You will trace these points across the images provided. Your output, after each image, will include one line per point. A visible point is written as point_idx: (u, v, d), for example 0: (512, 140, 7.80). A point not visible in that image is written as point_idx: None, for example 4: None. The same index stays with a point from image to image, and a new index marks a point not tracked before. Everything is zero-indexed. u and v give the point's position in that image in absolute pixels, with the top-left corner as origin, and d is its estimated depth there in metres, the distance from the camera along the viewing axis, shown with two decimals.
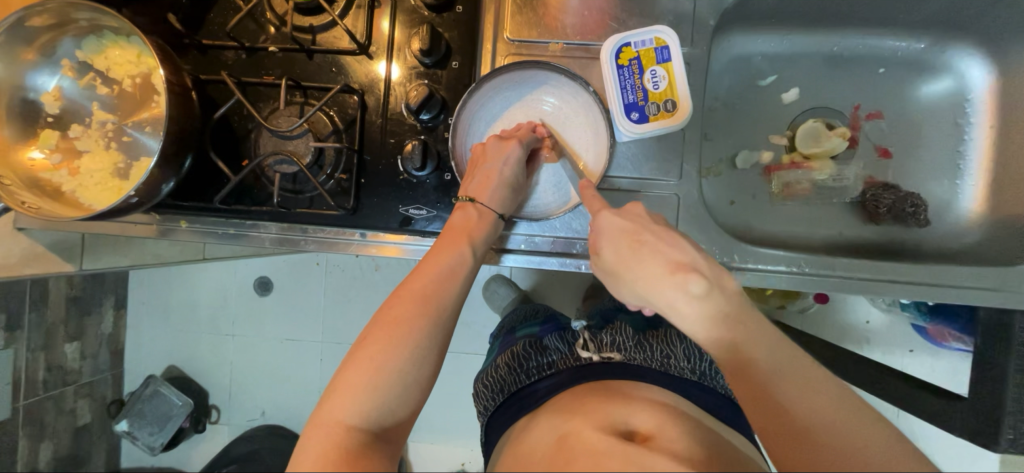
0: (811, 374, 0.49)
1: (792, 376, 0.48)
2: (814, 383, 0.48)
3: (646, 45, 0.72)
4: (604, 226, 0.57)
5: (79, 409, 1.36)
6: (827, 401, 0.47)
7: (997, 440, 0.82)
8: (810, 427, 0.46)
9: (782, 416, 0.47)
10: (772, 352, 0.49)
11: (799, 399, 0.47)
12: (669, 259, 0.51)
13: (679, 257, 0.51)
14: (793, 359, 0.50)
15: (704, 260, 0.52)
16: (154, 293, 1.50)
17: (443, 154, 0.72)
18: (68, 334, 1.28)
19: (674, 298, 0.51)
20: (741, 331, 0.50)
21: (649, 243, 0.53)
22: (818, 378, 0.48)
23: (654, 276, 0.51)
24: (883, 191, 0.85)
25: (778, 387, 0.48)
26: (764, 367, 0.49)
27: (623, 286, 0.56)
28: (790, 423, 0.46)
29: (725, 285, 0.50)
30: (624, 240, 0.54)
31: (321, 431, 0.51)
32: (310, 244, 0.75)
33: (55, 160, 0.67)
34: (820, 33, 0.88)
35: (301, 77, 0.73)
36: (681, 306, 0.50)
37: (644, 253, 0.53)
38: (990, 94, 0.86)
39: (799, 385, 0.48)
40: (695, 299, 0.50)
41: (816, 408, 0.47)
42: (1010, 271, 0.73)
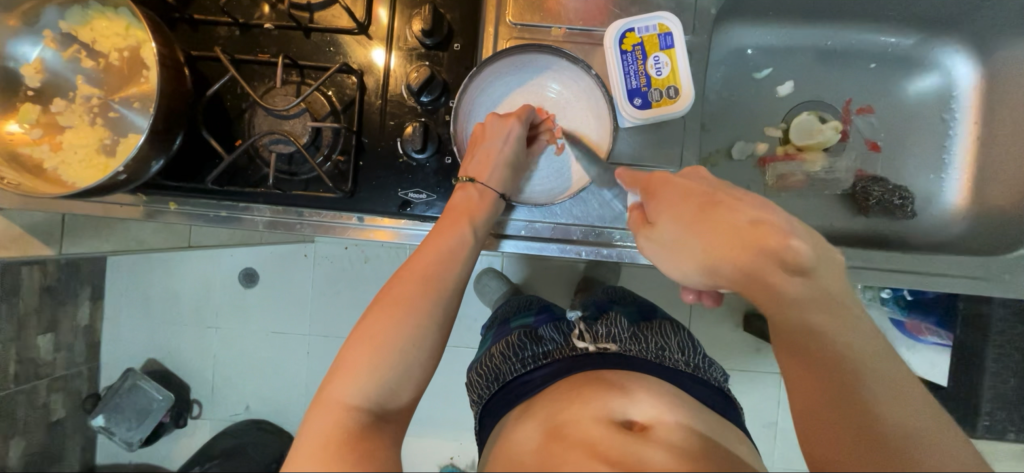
0: (896, 378, 0.46)
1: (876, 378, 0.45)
2: (900, 389, 0.45)
3: (649, 31, 0.72)
4: (673, 191, 0.54)
5: (53, 403, 1.31)
6: (911, 410, 0.44)
7: (974, 426, 0.88)
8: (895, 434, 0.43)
9: (861, 413, 0.44)
10: (861, 348, 0.47)
11: (883, 401, 0.44)
12: (753, 221, 0.48)
13: (764, 217, 0.48)
14: (880, 357, 0.47)
15: (796, 225, 0.49)
16: (133, 283, 1.45)
17: (444, 137, 0.71)
18: (41, 325, 1.23)
19: (762, 266, 0.47)
20: (831, 321, 0.47)
21: (727, 206, 0.50)
22: (906, 384, 0.45)
23: (736, 238, 0.48)
24: (873, 184, 0.87)
25: (864, 385, 0.45)
26: (849, 359, 0.46)
27: (694, 251, 0.51)
28: (868, 423, 0.44)
29: (822, 249, 0.48)
30: (698, 203, 0.51)
31: (322, 412, 0.50)
32: (306, 228, 0.73)
33: (35, 135, 0.64)
34: (815, 27, 0.89)
35: (297, 55, 0.71)
36: (770, 276, 0.47)
37: (724, 216, 0.49)
38: (976, 91, 0.89)
39: (885, 385, 0.45)
40: (788, 270, 0.46)
41: (899, 414, 0.44)
42: (995, 260, 0.76)
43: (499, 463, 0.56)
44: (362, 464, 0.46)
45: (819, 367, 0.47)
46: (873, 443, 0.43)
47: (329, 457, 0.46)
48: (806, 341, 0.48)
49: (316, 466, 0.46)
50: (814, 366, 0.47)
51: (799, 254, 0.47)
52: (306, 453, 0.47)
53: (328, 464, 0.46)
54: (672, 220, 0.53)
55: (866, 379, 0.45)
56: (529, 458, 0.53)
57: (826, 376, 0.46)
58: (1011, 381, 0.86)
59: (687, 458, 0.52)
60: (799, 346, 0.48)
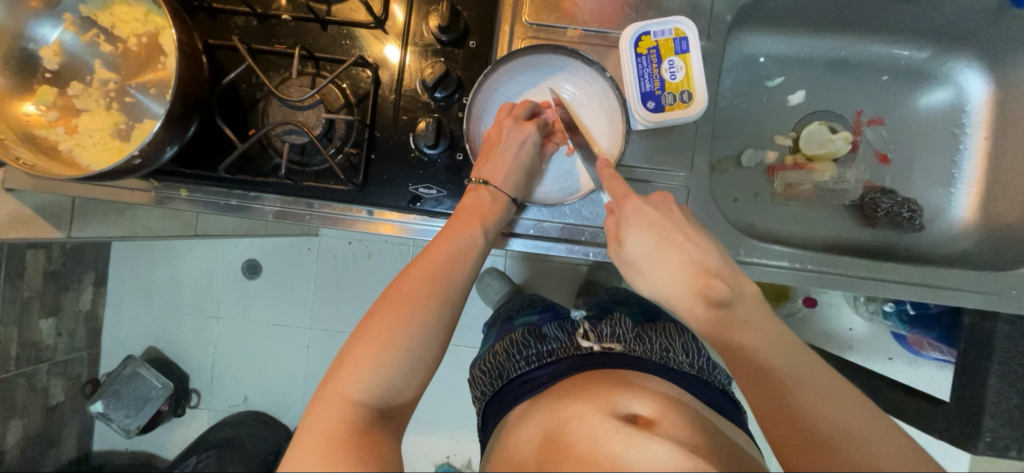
0: (828, 386, 0.49)
1: (806, 386, 0.49)
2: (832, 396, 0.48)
3: (665, 35, 0.72)
4: (631, 213, 0.59)
5: (53, 387, 1.30)
6: (842, 412, 0.47)
7: (976, 442, 0.87)
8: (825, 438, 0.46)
9: (794, 422, 0.48)
10: (789, 360, 0.51)
11: (814, 407, 0.48)
12: (694, 262, 0.56)
13: (702, 259, 0.56)
14: (809, 366, 0.51)
15: (726, 266, 0.57)
16: (138, 271, 1.45)
17: (456, 134, 0.72)
18: (44, 308, 1.23)
19: (694, 301, 0.55)
20: (759, 338, 0.53)
21: (676, 240, 0.57)
22: (835, 388, 0.49)
23: (677, 274, 0.56)
24: (882, 196, 0.86)
25: (795, 393, 0.49)
26: (778, 371, 0.50)
27: (642, 280, 0.58)
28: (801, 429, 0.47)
29: (745, 289, 0.55)
30: (654, 233, 0.57)
31: (325, 406, 0.50)
32: (315, 219, 0.74)
33: (51, 117, 0.64)
34: (829, 37, 0.89)
35: (313, 47, 0.71)
36: (699, 308, 0.54)
37: (670, 251, 0.56)
38: (987, 106, 0.89)
39: (814, 392, 0.49)
40: (716, 303, 0.53)
41: (828, 417, 0.47)
42: (1004, 275, 0.75)
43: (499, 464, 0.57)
44: (365, 460, 0.46)
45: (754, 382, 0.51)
46: (808, 449, 0.46)
47: (333, 451, 0.46)
48: (745, 358, 0.52)
49: (318, 460, 0.46)
50: (750, 383, 0.51)
51: (723, 291, 0.54)
52: (309, 444, 0.47)
53: (331, 459, 0.46)
54: (631, 241, 0.58)
55: (795, 387, 0.49)
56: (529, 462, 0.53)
57: (760, 390, 0.50)
58: (1015, 398, 0.85)
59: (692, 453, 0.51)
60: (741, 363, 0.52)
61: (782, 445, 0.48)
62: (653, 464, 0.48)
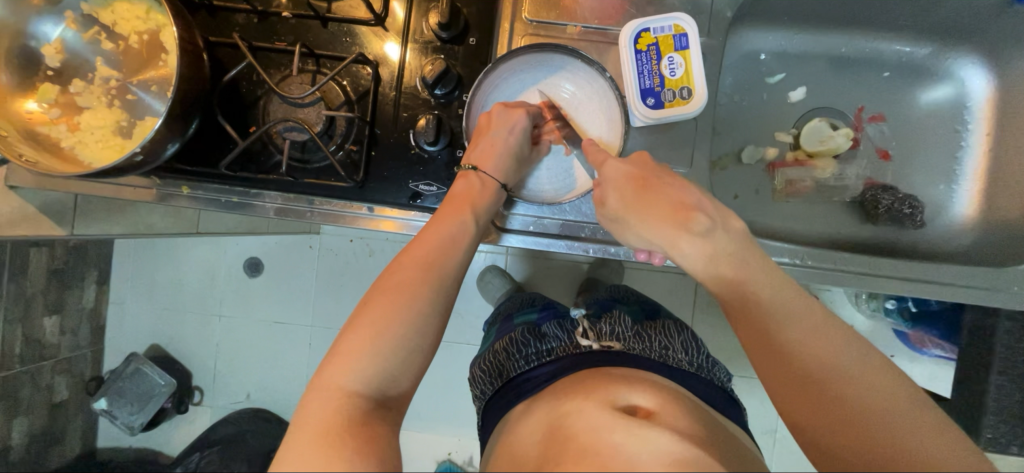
0: (817, 318, 0.50)
1: (796, 319, 0.50)
2: (819, 328, 0.49)
3: (664, 32, 0.72)
4: (608, 174, 0.58)
5: (57, 385, 1.31)
6: (831, 347, 0.48)
7: (977, 439, 0.87)
8: (811, 369, 0.48)
9: (783, 355, 0.49)
10: (776, 294, 0.51)
11: (801, 339, 0.49)
12: (671, 201, 0.54)
13: (683, 200, 0.54)
14: (798, 303, 0.51)
15: (713, 203, 0.55)
16: (140, 269, 1.46)
17: (456, 130, 0.72)
18: (47, 306, 1.23)
19: (678, 237, 0.53)
20: (750, 273, 0.52)
21: (655, 186, 0.55)
22: (823, 323, 0.50)
23: (658, 217, 0.54)
24: (883, 192, 0.86)
25: (784, 330, 0.50)
26: (767, 305, 0.51)
27: (628, 230, 0.58)
28: (789, 362, 0.49)
29: (728, 226, 0.53)
30: (631, 184, 0.56)
31: (322, 396, 0.50)
32: (316, 216, 0.74)
33: (54, 114, 0.65)
34: (830, 34, 0.89)
35: (314, 45, 0.71)
36: (683, 245, 0.53)
37: (650, 197, 0.55)
38: (989, 102, 0.88)
39: (804, 328, 0.50)
40: (698, 236, 0.52)
41: (819, 353, 0.48)
42: (1006, 272, 0.75)
43: (502, 459, 0.57)
44: (362, 453, 0.46)
45: (747, 323, 0.52)
46: (796, 381, 0.48)
47: (329, 444, 0.46)
48: (738, 298, 0.52)
49: (315, 453, 0.46)
50: (744, 324, 0.52)
51: (701, 227, 0.52)
52: (306, 436, 0.48)
53: (328, 451, 0.46)
54: (610, 200, 0.58)
55: (782, 323, 0.50)
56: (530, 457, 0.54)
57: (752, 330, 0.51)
58: (1016, 396, 0.85)
59: (691, 444, 0.52)
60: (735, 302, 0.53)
61: (769, 377, 0.50)
62: (651, 452, 0.48)
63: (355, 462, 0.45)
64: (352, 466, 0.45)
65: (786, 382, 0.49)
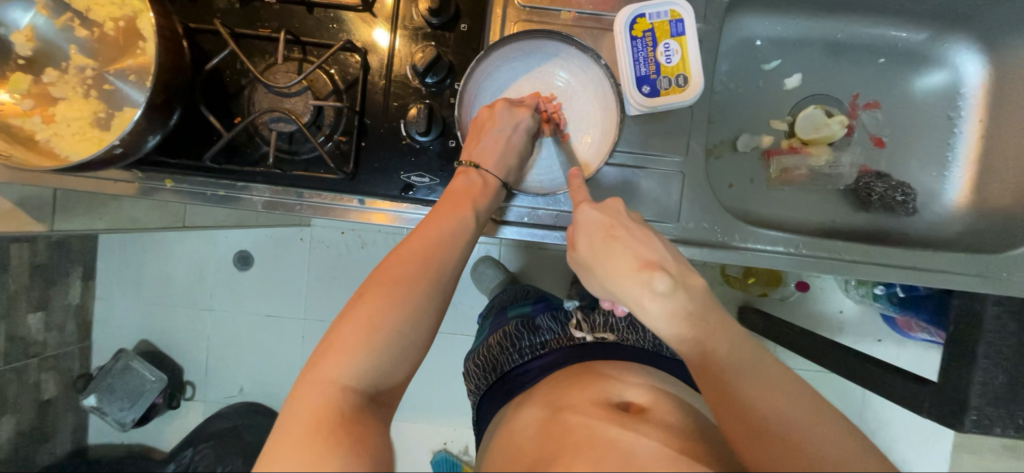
0: (774, 374, 0.49)
1: (755, 376, 0.49)
2: (776, 384, 0.48)
3: (660, 18, 0.70)
4: (581, 219, 0.57)
5: (44, 382, 1.29)
6: (789, 404, 0.47)
7: (963, 422, 0.88)
8: (774, 430, 0.46)
9: (744, 415, 0.47)
10: (735, 348, 0.50)
11: (760, 398, 0.47)
12: (638, 256, 0.53)
13: (649, 255, 0.53)
14: (758, 359, 0.50)
15: (675, 260, 0.54)
16: (126, 264, 1.43)
17: (448, 120, 0.70)
18: (31, 303, 1.21)
19: (642, 295, 0.52)
20: (709, 330, 0.51)
21: (623, 239, 0.54)
22: (780, 377, 0.49)
23: (621, 269, 0.53)
24: (875, 180, 0.86)
25: (744, 387, 0.48)
26: (728, 362, 0.49)
27: (594, 278, 0.57)
28: (751, 423, 0.47)
29: (690, 284, 0.52)
30: (600, 233, 0.55)
31: (314, 390, 0.49)
32: (305, 209, 0.72)
33: (26, 106, 0.62)
34: (826, 19, 0.88)
35: (299, 31, 0.69)
36: (646, 303, 0.51)
37: (617, 249, 0.54)
38: (982, 88, 0.88)
39: (764, 384, 0.48)
40: (660, 296, 0.51)
41: (779, 409, 0.47)
42: (994, 257, 0.76)
43: (498, 455, 0.57)
44: (355, 450, 0.46)
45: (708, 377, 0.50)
46: (759, 443, 0.46)
47: (321, 438, 0.46)
48: (698, 356, 0.50)
49: (307, 446, 0.45)
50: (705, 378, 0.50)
51: (664, 288, 0.50)
52: (296, 430, 0.47)
53: (321, 446, 0.45)
54: (581, 247, 0.57)
55: (742, 380, 0.48)
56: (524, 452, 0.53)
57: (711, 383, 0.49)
58: (1000, 378, 0.87)
59: (686, 438, 0.52)
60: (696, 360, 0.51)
61: (733, 439, 0.47)
62: (649, 447, 0.48)
63: (347, 458, 0.45)
64: (344, 462, 0.44)
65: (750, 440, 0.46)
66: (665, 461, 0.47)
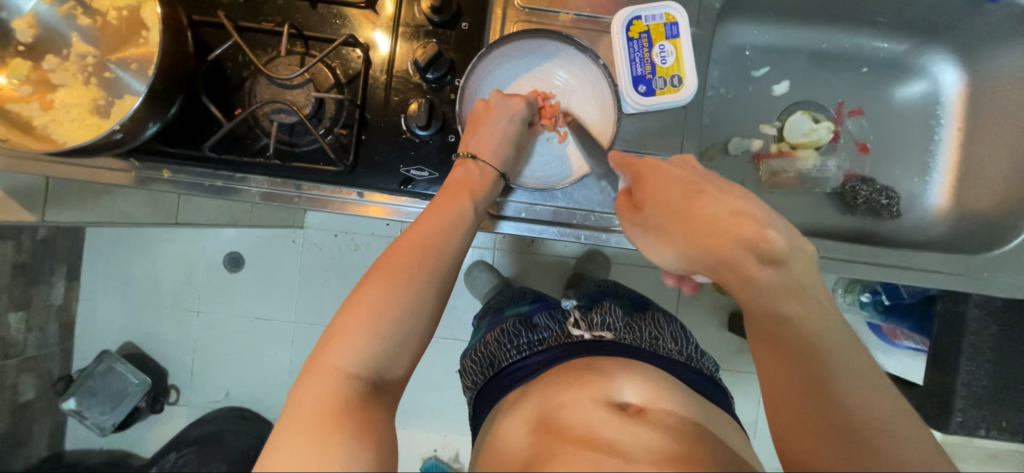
0: (865, 371, 0.48)
1: (845, 369, 0.47)
2: (865, 381, 0.47)
3: (656, 20, 0.73)
4: (660, 176, 0.56)
5: (22, 384, 1.25)
6: (873, 404, 0.46)
7: (947, 422, 0.91)
8: (842, 418, 0.46)
9: (813, 399, 0.47)
10: (830, 337, 0.49)
11: (841, 389, 0.47)
12: (735, 216, 0.49)
13: (744, 209, 0.50)
14: (853, 355, 0.48)
15: (776, 219, 0.50)
16: (112, 263, 1.41)
17: (448, 116, 0.71)
18: (12, 302, 1.18)
19: (741, 257, 0.48)
20: (803, 310, 0.49)
21: (708, 192, 0.52)
22: (870, 376, 0.47)
23: (721, 232, 0.49)
24: (861, 184, 0.89)
25: (827, 374, 0.47)
26: (818, 345, 0.48)
27: (670, 241, 0.53)
28: (818, 407, 0.47)
29: (796, 244, 0.49)
30: (680, 189, 0.54)
31: (318, 378, 0.49)
32: (303, 201, 0.73)
33: (25, 92, 0.62)
34: (813, 29, 0.92)
35: (302, 26, 0.70)
36: (742, 263, 0.49)
37: (705, 200, 0.51)
38: (960, 98, 0.92)
39: (848, 374, 0.47)
40: (766, 262, 0.48)
41: (858, 400, 0.46)
42: (976, 258, 0.79)
43: (495, 453, 0.57)
44: (359, 436, 0.46)
45: (783, 352, 0.50)
46: (820, 424, 0.46)
47: (324, 426, 0.45)
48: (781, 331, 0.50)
49: (310, 434, 0.45)
50: (777, 352, 0.50)
51: (776, 245, 0.48)
52: (299, 419, 0.46)
53: (326, 434, 0.45)
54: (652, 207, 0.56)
55: (830, 370, 0.48)
56: (517, 451, 0.54)
57: (787, 359, 0.49)
58: (983, 380, 0.90)
59: (683, 439, 0.53)
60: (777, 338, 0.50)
61: (788, 415, 0.49)
62: (644, 447, 0.50)
63: (352, 444, 0.45)
64: (349, 450, 0.44)
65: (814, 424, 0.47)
66: (658, 462, 0.48)
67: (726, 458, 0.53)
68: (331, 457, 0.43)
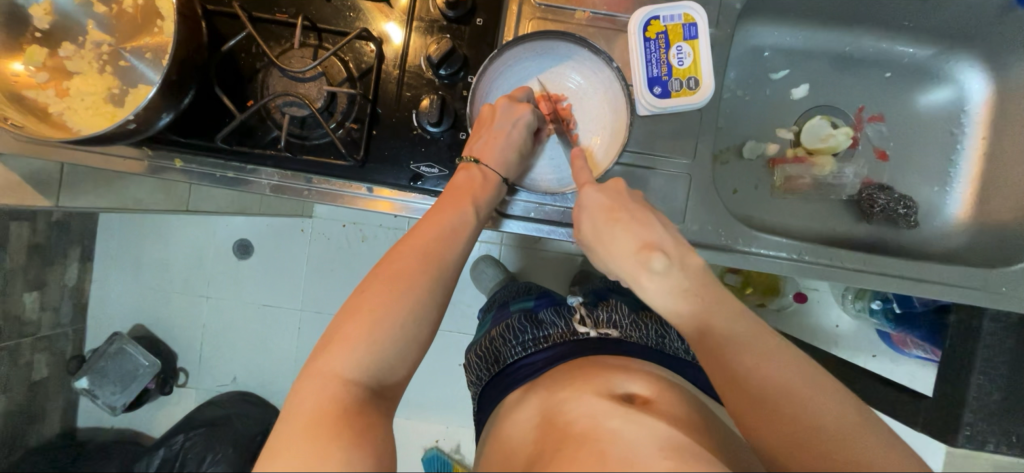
0: (768, 345, 0.50)
1: (749, 346, 0.49)
2: (771, 354, 0.49)
3: (674, 20, 0.72)
4: (585, 201, 0.58)
5: (37, 362, 1.28)
6: (785, 373, 0.48)
7: (955, 436, 0.89)
8: (770, 395, 0.47)
9: (741, 384, 0.48)
10: (730, 323, 0.51)
11: (755, 367, 0.48)
12: (638, 238, 0.54)
13: (649, 237, 0.54)
14: (754, 333, 0.50)
15: (673, 238, 0.55)
16: (124, 247, 1.42)
17: (460, 113, 0.71)
18: (28, 281, 1.20)
19: (639, 273, 0.54)
20: (698, 304, 0.52)
21: (625, 220, 0.56)
22: (773, 348, 0.49)
23: (623, 251, 0.55)
24: (879, 192, 0.87)
25: (738, 356, 0.49)
26: (720, 335, 0.51)
27: (597, 258, 0.59)
28: (745, 391, 0.48)
29: (686, 263, 0.53)
30: (603, 215, 0.57)
31: (317, 383, 0.49)
32: (313, 195, 0.72)
33: (41, 78, 0.62)
34: (835, 31, 0.89)
35: (315, 18, 0.70)
36: (643, 281, 0.54)
37: (619, 230, 0.55)
38: (985, 106, 0.90)
39: (750, 348, 0.49)
40: (658, 275, 0.53)
41: (769, 375, 0.48)
42: (995, 271, 0.77)
43: (496, 457, 0.57)
44: (360, 442, 0.46)
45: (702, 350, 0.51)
46: (757, 408, 0.47)
47: (323, 432, 0.46)
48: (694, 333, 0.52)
49: (308, 440, 0.45)
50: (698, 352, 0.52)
51: (659, 265, 0.52)
52: (298, 425, 0.47)
53: (326, 440, 0.45)
54: (585, 227, 0.58)
55: (739, 353, 0.49)
56: (523, 446, 0.55)
57: (706, 357, 0.51)
58: (995, 394, 0.88)
59: (689, 429, 0.53)
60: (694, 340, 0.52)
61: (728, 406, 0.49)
62: (653, 438, 0.48)
63: (350, 450, 0.45)
64: (347, 456, 0.45)
65: (741, 406, 0.48)
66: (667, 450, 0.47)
67: (733, 455, 0.52)
68: (330, 463, 0.44)
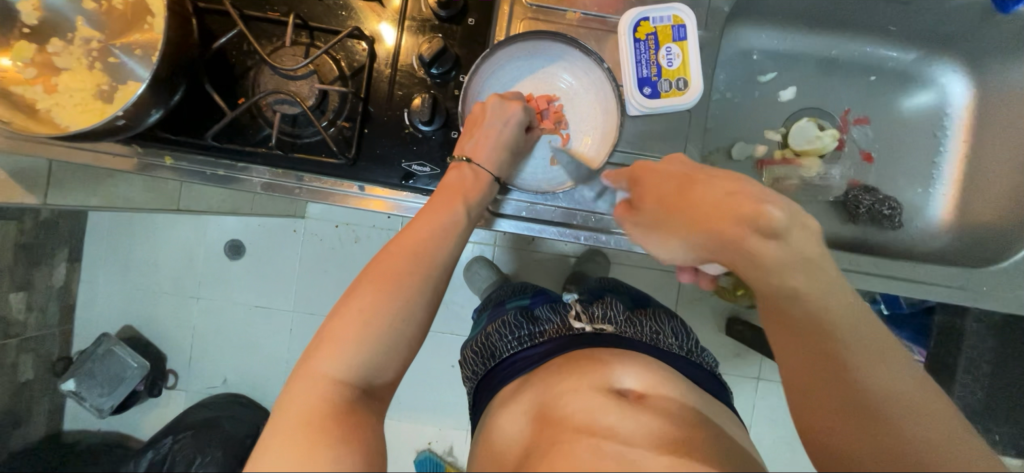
0: (880, 348, 0.47)
1: (866, 346, 0.46)
2: (884, 357, 0.46)
3: (664, 22, 0.73)
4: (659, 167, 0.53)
5: (22, 364, 1.25)
6: (893, 379, 0.45)
7: None
8: (871, 401, 0.45)
9: (843, 384, 0.46)
10: (847, 315, 0.47)
11: (865, 369, 0.45)
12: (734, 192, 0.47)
13: (744, 190, 0.47)
14: (869, 331, 0.47)
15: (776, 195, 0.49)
16: (114, 247, 1.41)
17: (451, 112, 0.71)
18: (14, 281, 1.18)
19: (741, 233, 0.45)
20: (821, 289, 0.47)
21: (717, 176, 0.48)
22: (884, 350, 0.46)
23: (717, 209, 0.46)
24: (863, 193, 0.89)
25: (847, 354, 0.46)
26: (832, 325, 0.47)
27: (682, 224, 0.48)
28: (846, 391, 0.46)
29: (796, 220, 0.47)
30: (687, 176, 0.49)
31: (306, 384, 0.49)
32: (304, 193, 0.73)
33: (29, 74, 0.62)
34: (822, 36, 0.91)
35: (308, 16, 0.70)
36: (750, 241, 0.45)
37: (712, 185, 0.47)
38: (967, 109, 0.91)
39: (864, 349, 0.46)
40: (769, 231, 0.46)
41: (876, 380, 0.45)
42: (976, 272, 0.78)
43: (491, 457, 0.57)
44: (348, 443, 0.46)
45: (792, 332, 0.49)
46: (854, 410, 0.45)
47: (312, 432, 0.46)
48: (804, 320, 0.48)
49: (298, 443, 0.45)
50: (775, 330, 0.51)
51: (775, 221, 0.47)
52: (286, 427, 0.47)
53: (314, 440, 0.45)
54: None
55: (849, 351, 0.46)
56: (516, 448, 0.54)
57: (809, 346, 0.48)
58: (978, 393, 0.90)
59: (678, 422, 0.54)
60: (802, 325, 0.48)
61: (824, 407, 0.47)
62: (644, 438, 0.50)
63: (339, 450, 0.45)
64: (338, 456, 0.45)
65: (835, 406, 0.46)
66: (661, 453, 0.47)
67: (726, 447, 0.53)
68: (320, 463, 0.44)
